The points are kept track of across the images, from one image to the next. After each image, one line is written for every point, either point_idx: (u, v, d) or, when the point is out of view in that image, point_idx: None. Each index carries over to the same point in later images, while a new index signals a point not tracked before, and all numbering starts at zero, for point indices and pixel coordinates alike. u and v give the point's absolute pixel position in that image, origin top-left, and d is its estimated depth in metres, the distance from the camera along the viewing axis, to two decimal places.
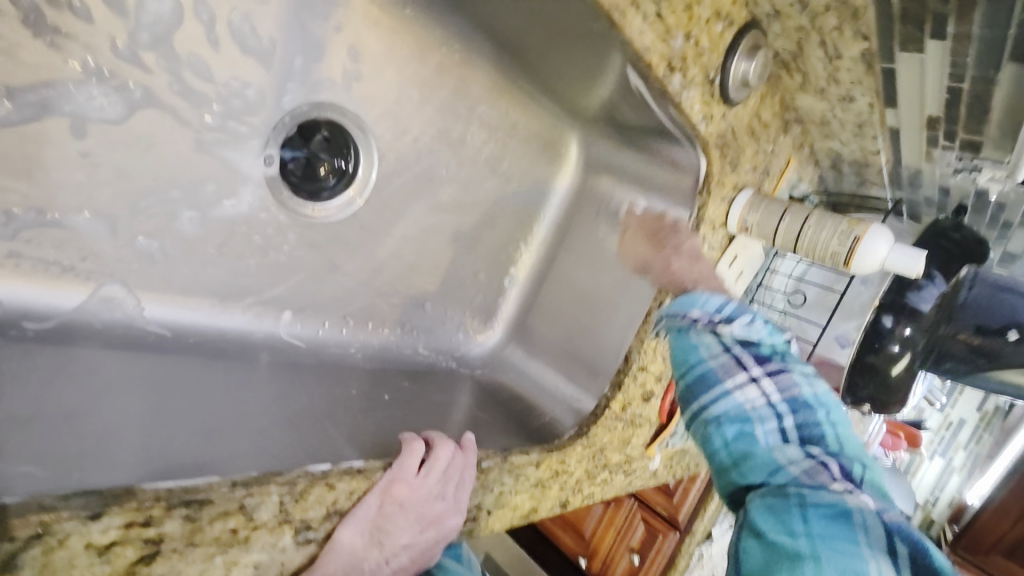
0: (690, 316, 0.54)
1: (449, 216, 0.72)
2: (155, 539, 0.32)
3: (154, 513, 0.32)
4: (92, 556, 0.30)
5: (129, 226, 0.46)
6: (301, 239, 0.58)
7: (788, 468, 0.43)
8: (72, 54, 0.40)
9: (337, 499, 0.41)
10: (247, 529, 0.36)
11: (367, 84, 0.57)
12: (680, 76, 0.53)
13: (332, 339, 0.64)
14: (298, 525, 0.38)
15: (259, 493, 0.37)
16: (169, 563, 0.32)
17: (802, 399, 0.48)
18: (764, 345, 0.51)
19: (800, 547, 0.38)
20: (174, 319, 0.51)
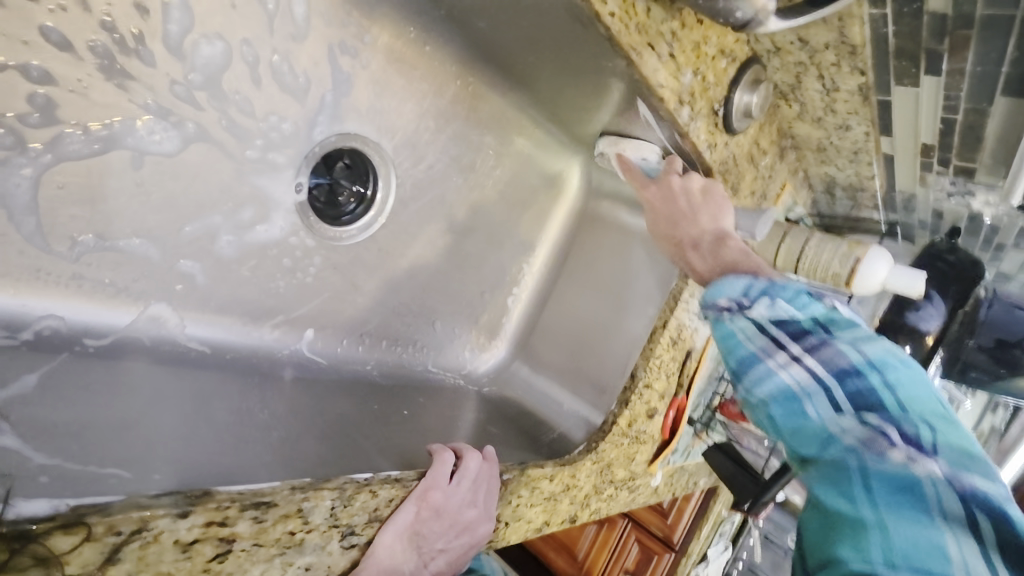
0: (719, 305, 0.52)
1: (459, 237, 0.76)
2: (229, 538, 0.34)
3: (231, 513, 0.34)
4: (177, 552, 0.32)
5: (175, 249, 0.49)
6: (327, 262, 0.61)
7: (845, 444, 0.41)
8: (135, 94, 0.44)
9: (378, 506, 0.43)
10: (303, 531, 0.38)
11: (389, 115, 0.61)
12: (688, 109, 0.56)
13: (351, 357, 0.66)
14: (343, 531, 0.41)
15: (315, 495, 0.38)
16: (238, 562, 0.34)
17: (850, 368, 0.43)
18: (803, 319, 0.48)
19: (866, 520, 0.37)
20: (212, 337, 0.53)
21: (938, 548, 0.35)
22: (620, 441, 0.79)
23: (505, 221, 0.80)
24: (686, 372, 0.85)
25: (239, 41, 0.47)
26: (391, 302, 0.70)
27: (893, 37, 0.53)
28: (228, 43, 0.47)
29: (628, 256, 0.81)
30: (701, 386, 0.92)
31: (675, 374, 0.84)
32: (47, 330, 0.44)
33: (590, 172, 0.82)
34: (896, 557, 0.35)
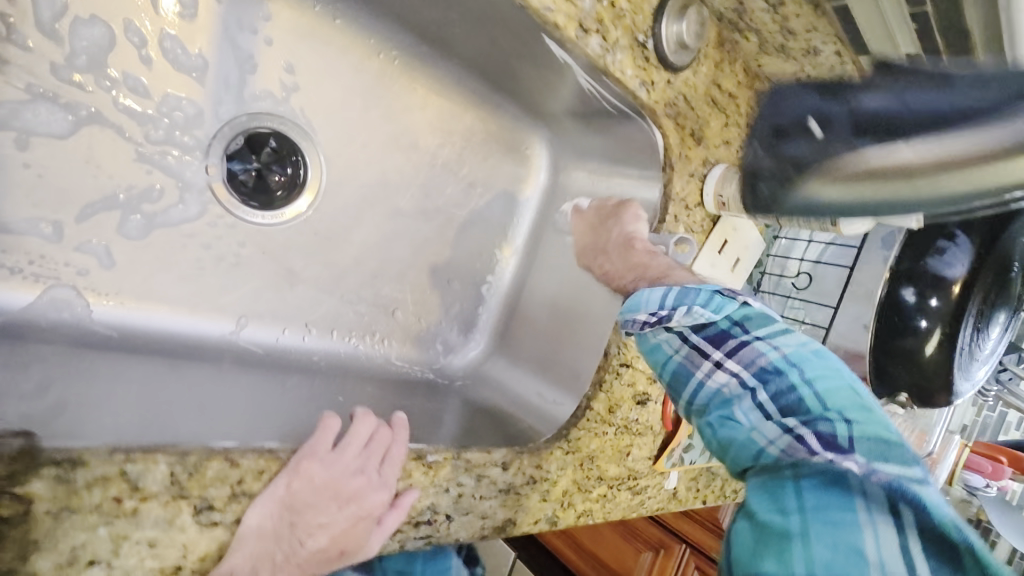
0: (639, 320, 0.48)
1: (411, 222, 0.73)
2: (25, 498, 0.32)
3: (20, 469, 0.32)
4: None
5: (75, 232, 0.49)
6: (254, 246, 0.60)
7: (768, 452, 0.38)
8: (13, 77, 0.45)
9: (242, 478, 0.40)
10: (134, 499, 0.35)
11: (307, 93, 0.60)
12: (599, 38, 0.52)
13: (293, 346, 0.65)
14: (198, 505, 0.38)
15: (144, 459, 0.36)
16: (42, 526, 0.32)
17: (770, 367, 0.41)
18: (720, 321, 0.44)
19: (790, 527, 0.33)
20: (123, 320, 0.53)
21: (856, 550, 0.31)
22: (604, 432, 0.71)
23: (464, 205, 0.77)
24: None
25: (120, 22, 0.48)
26: (337, 292, 0.68)
27: None
28: (109, 26, 0.48)
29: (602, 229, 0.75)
30: None
31: None
32: None
33: (554, 144, 0.77)
34: (815, 567, 0.31)
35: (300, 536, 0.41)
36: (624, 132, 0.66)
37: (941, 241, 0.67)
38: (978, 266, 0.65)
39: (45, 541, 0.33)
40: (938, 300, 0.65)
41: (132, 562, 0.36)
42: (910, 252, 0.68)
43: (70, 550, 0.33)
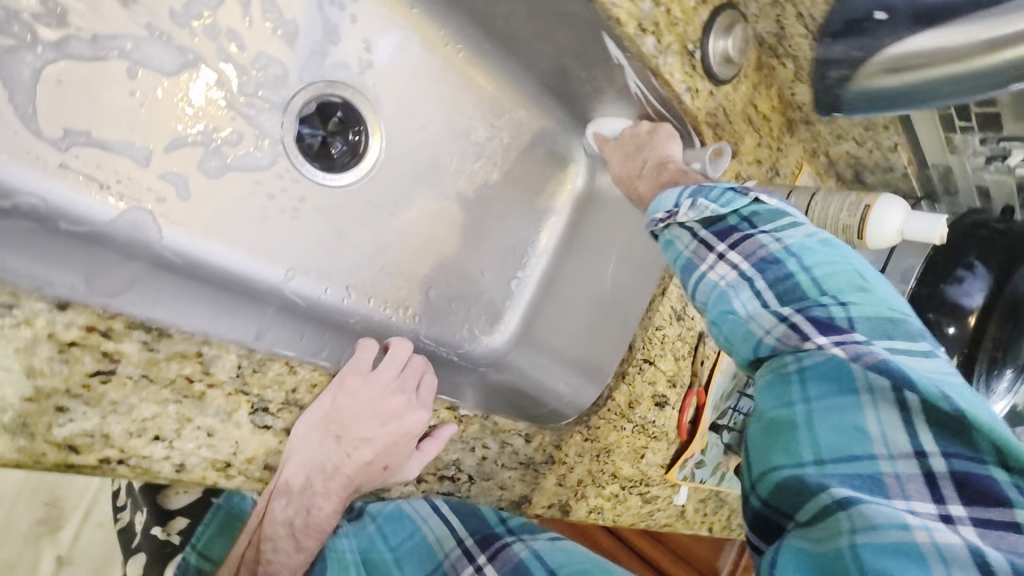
0: (657, 219, 0.51)
1: (454, 208, 0.76)
2: (112, 359, 0.43)
3: (112, 330, 0.43)
4: (53, 352, 0.41)
5: (161, 159, 0.53)
6: (312, 203, 0.64)
7: (765, 340, 0.42)
8: (137, 12, 0.51)
9: (297, 390, 0.50)
10: (205, 384, 0.46)
11: (379, 70, 0.66)
12: (654, 40, 0.57)
13: (333, 304, 0.67)
14: (254, 405, 0.48)
15: (219, 350, 0.46)
16: (124, 388, 0.43)
17: (771, 256, 0.44)
18: (726, 215, 0.47)
19: (795, 417, 0.39)
20: (187, 249, 0.56)
21: (860, 429, 0.38)
22: (621, 426, 0.72)
23: (506, 198, 0.80)
24: (700, 358, 0.75)
25: None
26: (377, 263, 0.71)
27: None
28: None
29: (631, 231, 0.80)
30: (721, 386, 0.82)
31: (685, 360, 0.75)
32: (26, 205, 0.46)
33: (593, 152, 0.82)
34: (821, 449, 0.38)
35: (347, 449, 0.51)
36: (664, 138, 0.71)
37: (959, 269, 0.69)
38: (995, 297, 0.67)
39: (124, 402, 0.43)
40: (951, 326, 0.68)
41: (192, 443, 0.45)
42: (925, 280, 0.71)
43: (146, 418, 0.43)
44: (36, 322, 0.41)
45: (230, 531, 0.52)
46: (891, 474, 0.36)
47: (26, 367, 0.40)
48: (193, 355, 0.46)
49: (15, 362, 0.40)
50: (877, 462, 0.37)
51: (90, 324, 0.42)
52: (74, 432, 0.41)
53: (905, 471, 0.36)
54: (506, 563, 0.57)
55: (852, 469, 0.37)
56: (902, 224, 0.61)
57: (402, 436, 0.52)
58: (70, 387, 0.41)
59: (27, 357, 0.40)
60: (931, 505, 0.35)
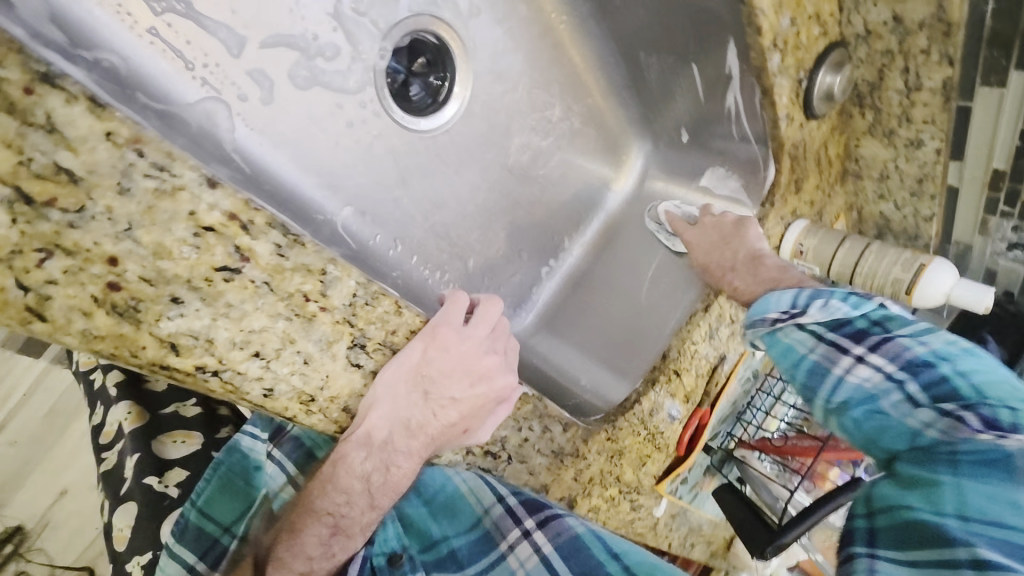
0: (768, 317, 0.51)
1: (511, 182, 0.73)
2: (242, 257, 0.40)
3: (251, 225, 0.40)
4: (185, 233, 0.38)
5: (254, 54, 0.48)
6: (386, 142, 0.60)
7: (926, 433, 0.42)
8: None
9: (395, 332, 0.46)
10: (317, 305, 0.42)
11: (483, 21, 0.63)
12: (779, 57, 0.57)
13: (380, 253, 0.63)
14: (354, 340, 0.45)
15: (340, 272, 0.43)
16: (242, 293, 0.39)
17: (920, 359, 0.44)
18: (857, 318, 0.48)
19: (942, 479, 0.40)
20: (255, 158, 0.51)
21: (1016, 504, 0.37)
22: (639, 431, 0.69)
23: (563, 184, 0.78)
24: (718, 380, 0.72)
25: None
26: (428, 219, 0.67)
27: (990, 21, 0.56)
28: None
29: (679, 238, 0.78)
30: (726, 407, 0.84)
31: (704, 377, 0.71)
32: (107, 63, 0.41)
33: (654, 158, 0.81)
34: (967, 508, 0.38)
35: (433, 408, 0.48)
36: (731, 160, 0.72)
37: None
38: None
39: (238, 307, 0.39)
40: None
41: (286, 369, 0.42)
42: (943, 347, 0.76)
43: (251, 331, 0.40)
44: (179, 196, 0.38)
45: (229, 489, 0.66)
46: None
47: (155, 243, 0.37)
48: (317, 272, 0.43)
49: (145, 238, 0.36)
50: None
51: (233, 212, 0.39)
52: (180, 330, 0.37)
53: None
54: (558, 535, 0.65)
55: (1002, 534, 0.37)
56: (951, 287, 0.64)
57: (492, 398, 0.50)
58: (192, 281, 0.38)
59: (160, 235, 0.37)
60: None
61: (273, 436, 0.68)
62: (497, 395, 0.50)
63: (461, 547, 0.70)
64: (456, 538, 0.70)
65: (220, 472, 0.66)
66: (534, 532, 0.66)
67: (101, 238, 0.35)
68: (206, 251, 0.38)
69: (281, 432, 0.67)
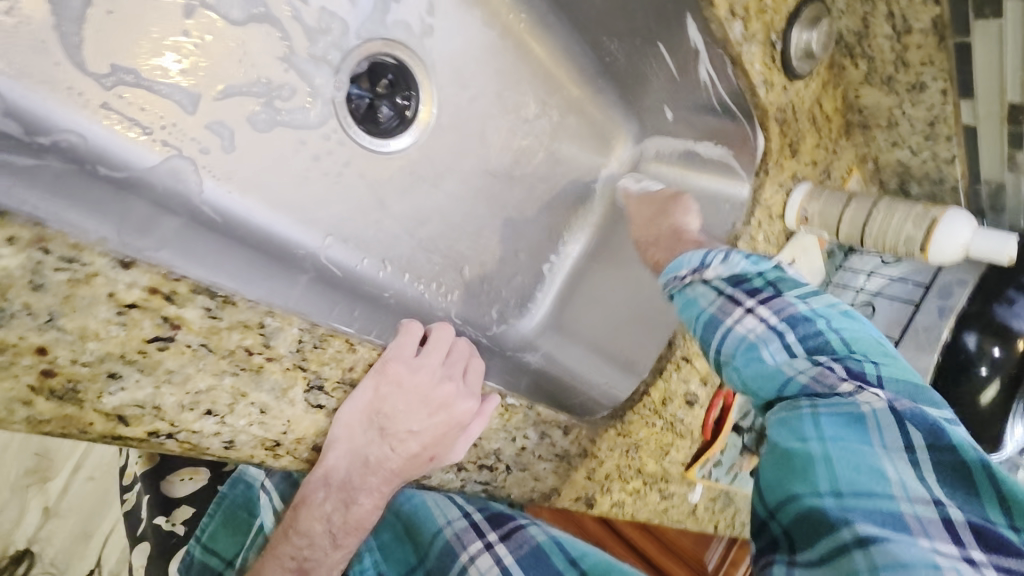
0: (680, 275, 0.56)
1: (497, 184, 0.73)
2: (172, 324, 0.40)
3: (178, 292, 0.41)
4: (111, 312, 0.38)
5: (209, 110, 0.50)
6: (356, 168, 0.60)
7: (796, 379, 0.45)
8: None
9: (351, 369, 0.48)
10: (262, 357, 0.43)
11: (437, 35, 0.62)
12: (742, 25, 0.55)
13: (366, 277, 0.63)
14: (310, 383, 0.46)
15: (280, 321, 0.44)
16: (181, 358, 0.40)
17: (800, 315, 0.47)
18: (755, 278, 0.51)
19: (812, 451, 0.40)
20: (225, 208, 0.52)
21: (878, 470, 0.39)
22: (651, 423, 0.68)
23: (552, 179, 0.77)
24: None
25: None
26: (415, 235, 0.67)
27: None
28: None
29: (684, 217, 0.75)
30: None
31: None
32: (66, 143, 0.43)
33: (642, 140, 0.79)
34: (842, 483, 0.39)
35: (391, 442, 0.49)
36: (720, 133, 0.69)
37: (1011, 290, 0.67)
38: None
39: (178, 373, 0.40)
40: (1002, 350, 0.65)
41: (242, 422, 0.43)
42: (979, 302, 0.68)
43: (197, 393, 0.41)
44: (97, 280, 0.38)
45: (230, 523, 0.71)
46: (911, 513, 0.37)
47: (81, 327, 0.37)
48: (254, 326, 0.43)
49: (70, 325, 0.37)
50: (897, 502, 0.37)
51: (153, 285, 0.40)
52: (125, 402, 0.39)
53: (924, 512, 0.37)
54: (519, 546, 0.63)
55: (872, 504, 0.38)
56: (968, 240, 0.60)
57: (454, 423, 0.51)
58: (127, 354, 0.39)
59: (84, 319, 0.37)
60: (953, 546, 0.36)
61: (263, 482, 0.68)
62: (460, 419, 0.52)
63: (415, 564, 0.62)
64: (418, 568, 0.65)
65: (224, 506, 0.71)
66: (498, 544, 0.63)
67: (27, 331, 0.36)
68: (134, 326, 0.39)
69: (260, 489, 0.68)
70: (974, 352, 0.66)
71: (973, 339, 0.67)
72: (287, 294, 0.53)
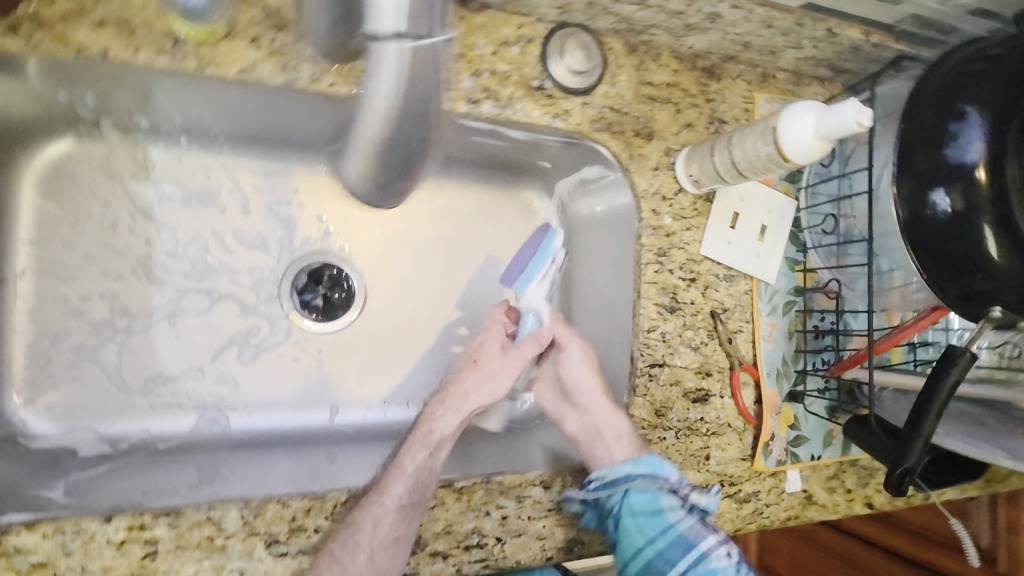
0: (664, 478, 0.65)
1: (449, 295, 0.86)
2: (152, 540, 0.50)
3: (147, 520, 0.50)
4: (114, 549, 0.49)
5: (210, 372, 0.73)
6: (329, 350, 0.80)
7: (719, 563, 0.62)
8: (166, 284, 0.72)
9: (295, 515, 0.55)
10: (221, 537, 0.52)
11: (337, 229, 0.81)
12: (492, 102, 0.62)
13: (377, 420, 0.80)
14: (268, 540, 0.54)
15: (220, 508, 0.52)
16: (167, 560, 0.50)
17: (732, 552, 0.63)
18: (691, 514, 0.65)
19: None
20: (251, 425, 0.74)
21: None
22: (661, 437, 0.70)
23: (495, 267, 0.88)
24: (716, 337, 0.73)
25: (208, 233, 0.74)
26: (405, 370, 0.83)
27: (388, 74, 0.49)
28: (202, 237, 0.74)
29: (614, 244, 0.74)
30: (775, 351, 0.76)
31: (703, 349, 0.73)
32: (139, 440, 0.68)
33: (550, 190, 0.85)
34: None
35: (467, 390, 0.70)
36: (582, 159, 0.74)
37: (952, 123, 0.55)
38: (1004, 137, 0.52)
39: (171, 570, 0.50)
40: (968, 198, 0.53)
41: None
42: (920, 160, 0.57)
43: None
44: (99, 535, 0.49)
45: None
46: None
47: (102, 566, 0.49)
48: (206, 520, 0.52)
49: (94, 564, 0.49)
50: None
51: (129, 523, 0.50)
52: None
53: None
54: None
55: None
56: (815, 130, 0.53)
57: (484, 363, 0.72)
58: (133, 569, 0.49)
59: (100, 558, 0.49)
60: None
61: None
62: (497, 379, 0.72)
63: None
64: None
65: None
66: None
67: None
68: (130, 551, 0.50)
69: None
70: (943, 214, 0.56)
71: (934, 203, 0.56)
72: (310, 469, 0.71)
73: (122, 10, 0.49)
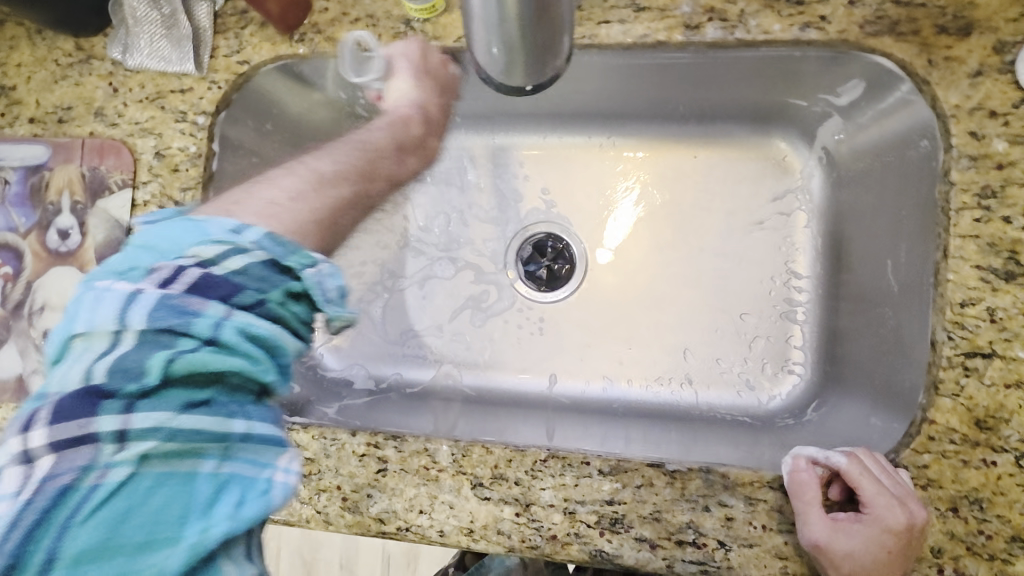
0: None
1: (693, 265, 0.76)
2: (383, 458, 0.57)
3: (380, 440, 0.58)
4: (358, 460, 0.58)
5: (451, 330, 0.80)
6: (550, 320, 0.79)
7: None
8: (424, 253, 0.82)
9: (498, 464, 0.56)
10: (435, 469, 0.56)
11: (568, 200, 0.80)
12: (720, 23, 0.53)
13: (598, 396, 0.76)
14: (473, 481, 0.56)
15: (433, 441, 0.57)
16: (394, 478, 0.57)
17: None
18: None
19: None
20: (478, 382, 0.79)
21: None
22: (987, 462, 0.48)
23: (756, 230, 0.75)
24: None
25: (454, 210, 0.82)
26: (643, 343, 0.76)
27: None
28: (446, 214, 0.82)
29: (912, 192, 0.58)
30: None
31: None
32: (392, 381, 0.79)
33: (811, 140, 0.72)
34: None
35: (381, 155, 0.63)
36: (856, 70, 0.57)
37: None
38: None
39: (397, 489, 0.57)
40: None
41: (442, 514, 0.56)
42: None
43: (409, 497, 0.56)
44: (345, 447, 0.58)
45: None
46: None
47: (350, 471, 0.58)
48: (424, 450, 0.57)
49: (342, 469, 0.58)
50: None
51: (368, 439, 0.58)
52: (380, 509, 0.56)
53: None
54: None
55: None
56: None
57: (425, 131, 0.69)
58: (371, 478, 0.57)
59: (349, 464, 0.58)
60: None
61: (96, 384, 0.33)
62: (431, 91, 0.65)
63: (252, 278, 0.39)
64: (259, 266, 0.40)
65: None
66: None
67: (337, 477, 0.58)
68: (368, 464, 0.58)
69: (37, 415, 0.33)
70: None
71: None
72: (536, 428, 0.73)
73: (372, 7, 0.61)
